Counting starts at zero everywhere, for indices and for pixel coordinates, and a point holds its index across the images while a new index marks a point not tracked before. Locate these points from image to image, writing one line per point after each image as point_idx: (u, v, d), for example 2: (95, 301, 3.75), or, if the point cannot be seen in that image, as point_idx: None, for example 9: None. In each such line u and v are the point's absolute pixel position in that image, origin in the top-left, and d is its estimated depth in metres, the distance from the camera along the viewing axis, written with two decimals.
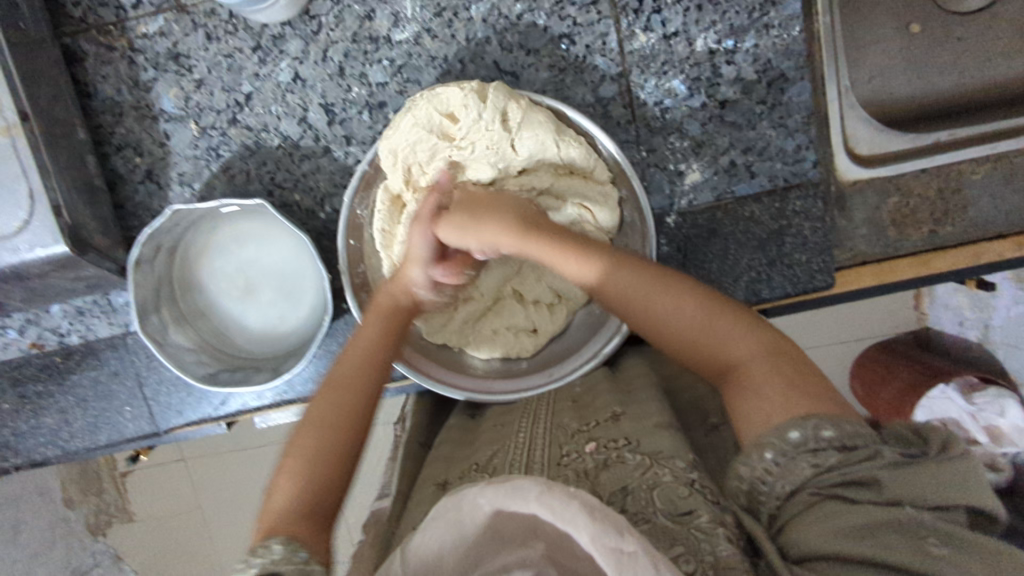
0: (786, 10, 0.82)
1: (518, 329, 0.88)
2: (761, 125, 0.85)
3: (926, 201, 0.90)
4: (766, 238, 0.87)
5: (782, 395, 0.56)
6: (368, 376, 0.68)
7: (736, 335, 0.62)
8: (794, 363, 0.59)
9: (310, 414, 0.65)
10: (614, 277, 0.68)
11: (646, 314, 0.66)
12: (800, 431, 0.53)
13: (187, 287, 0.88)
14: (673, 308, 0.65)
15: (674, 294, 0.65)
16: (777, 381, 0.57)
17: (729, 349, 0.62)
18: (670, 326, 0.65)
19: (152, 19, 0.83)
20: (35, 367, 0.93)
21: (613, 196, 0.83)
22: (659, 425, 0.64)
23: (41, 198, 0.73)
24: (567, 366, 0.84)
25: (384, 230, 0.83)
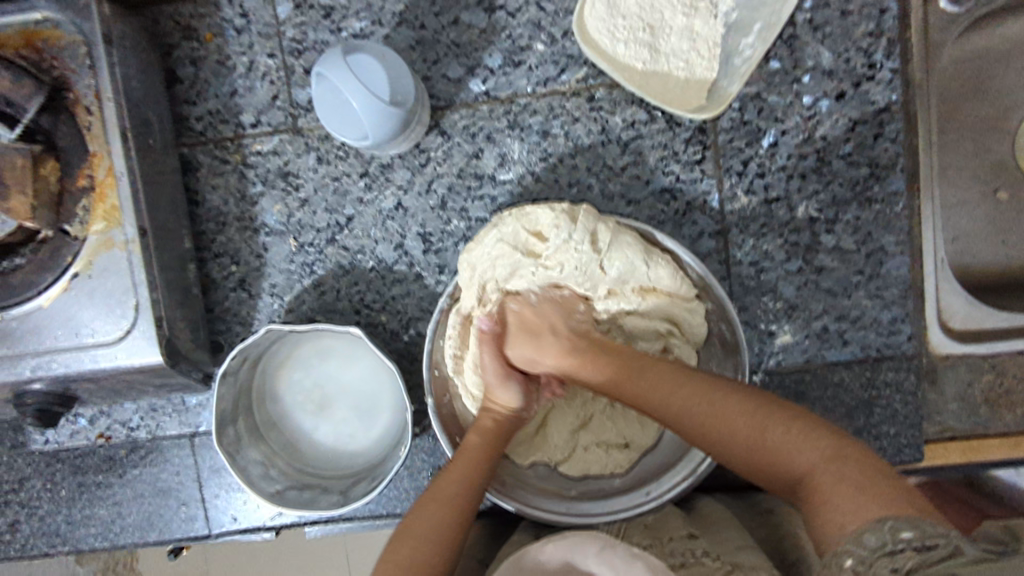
0: (891, 187, 0.82)
1: (607, 444, 0.90)
2: (857, 294, 0.84)
3: (1021, 381, 0.87)
4: (855, 407, 0.85)
5: (853, 499, 0.53)
6: (468, 493, 0.73)
7: (794, 442, 0.60)
8: (856, 463, 0.56)
9: (407, 522, 0.70)
10: (674, 399, 0.69)
11: (702, 436, 0.67)
12: (876, 536, 0.49)
13: (263, 399, 0.88)
14: (734, 424, 0.64)
15: (736, 412, 0.65)
16: (846, 488, 0.54)
17: (788, 455, 0.60)
18: (728, 444, 0.65)
19: (268, 138, 0.86)
20: (99, 457, 0.93)
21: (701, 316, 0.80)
22: (743, 547, 0.71)
23: (145, 310, 0.74)
24: (664, 484, 0.85)
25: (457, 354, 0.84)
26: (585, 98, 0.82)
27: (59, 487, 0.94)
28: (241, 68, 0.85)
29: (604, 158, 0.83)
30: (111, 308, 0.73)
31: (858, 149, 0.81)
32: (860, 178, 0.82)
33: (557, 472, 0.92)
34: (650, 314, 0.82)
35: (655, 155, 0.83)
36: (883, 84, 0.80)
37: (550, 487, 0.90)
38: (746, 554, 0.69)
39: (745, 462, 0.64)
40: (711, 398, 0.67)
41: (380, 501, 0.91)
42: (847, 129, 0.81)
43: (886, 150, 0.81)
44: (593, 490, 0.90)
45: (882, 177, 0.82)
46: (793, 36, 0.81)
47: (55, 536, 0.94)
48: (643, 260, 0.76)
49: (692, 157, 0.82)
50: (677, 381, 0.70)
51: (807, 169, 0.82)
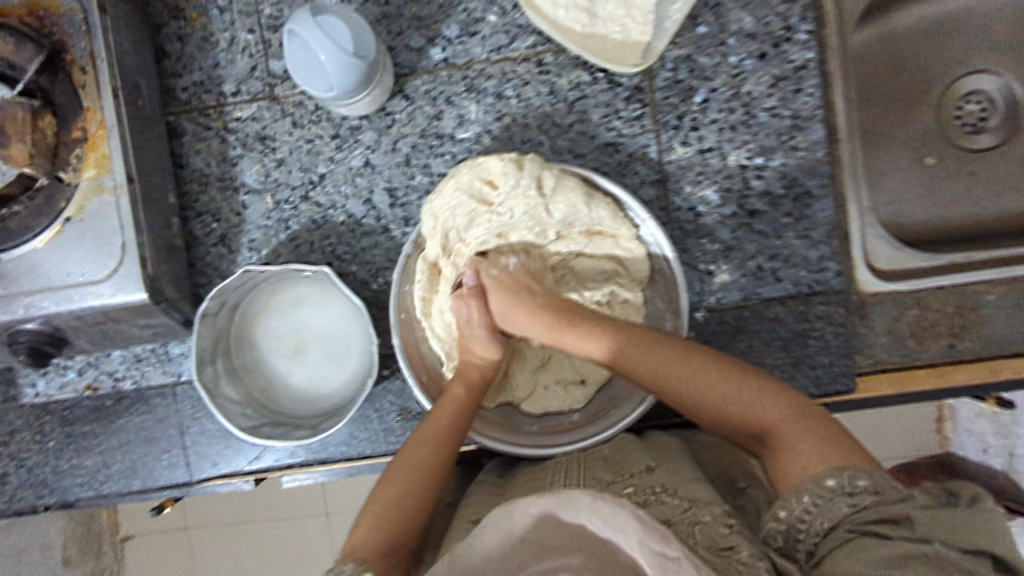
0: (813, 136, 0.89)
1: (566, 382, 0.96)
2: (788, 235, 0.91)
3: (943, 315, 0.95)
4: (790, 338, 0.92)
5: (815, 448, 0.60)
6: (453, 437, 0.79)
7: (770, 402, 0.66)
8: (820, 424, 0.62)
9: (396, 463, 0.77)
10: (653, 359, 0.74)
11: (677, 396, 0.72)
12: (836, 479, 0.56)
13: (241, 344, 0.95)
14: (709, 386, 0.69)
15: (711, 375, 0.70)
16: (810, 439, 0.61)
17: (763, 412, 0.65)
18: (700, 403, 0.71)
19: (247, 105, 0.94)
20: (87, 408, 1.00)
21: (641, 251, 0.88)
22: (693, 480, 0.71)
23: (132, 250, 0.81)
24: (616, 415, 0.91)
25: (424, 297, 0.90)
26: (534, 63, 0.90)
27: (47, 439, 1.00)
28: (224, 42, 0.93)
29: (553, 116, 0.91)
30: (100, 249, 0.80)
31: (783, 103, 0.89)
32: (785, 129, 0.90)
33: (521, 410, 0.98)
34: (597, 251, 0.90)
35: (598, 113, 0.90)
36: (800, 45, 0.88)
37: (515, 426, 0.96)
38: (699, 488, 0.69)
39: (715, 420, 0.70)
40: (688, 361, 0.72)
41: (353, 442, 0.97)
42: (770, 85, 0.89)
43: (806, 103, 0.89)
44: (553, 425, 0.95)
45: (804, 127, 0.89)
46: (718, 4, 0.89)
47: (41, 487, 1.00)
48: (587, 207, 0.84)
49: (633, 114, 0.90)
50: (653, 347, 0.75)
51: (736, 122, 0.90)
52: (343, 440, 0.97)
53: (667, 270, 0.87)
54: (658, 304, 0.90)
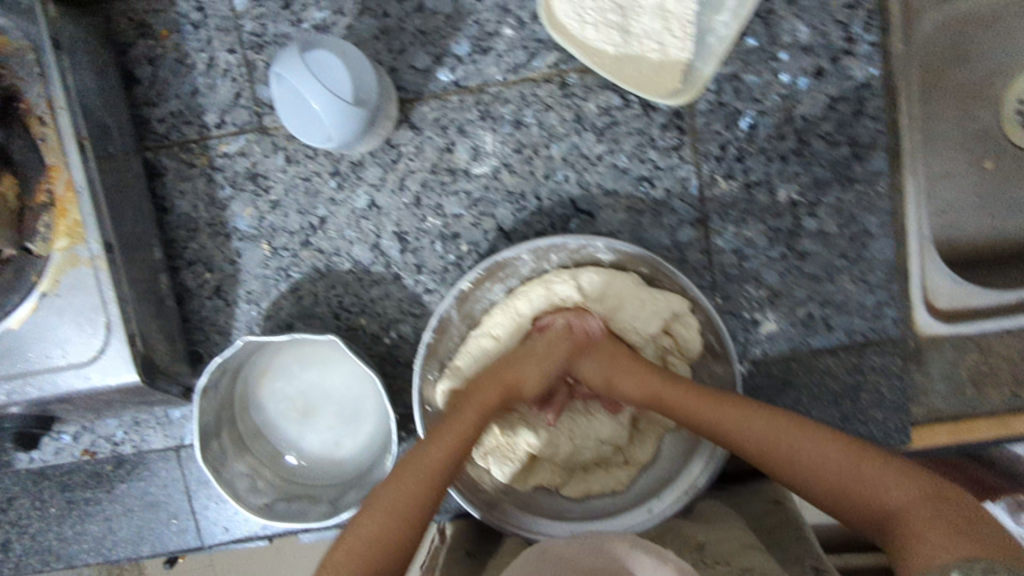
0: (872, 166, 0.81)
1: (607, 462, 0.87)
2: (841, 278, 0.83)
3: (1008, 361, 0.87)
4: (842, 393, 0.84)
5: (945, 535, 0.53)
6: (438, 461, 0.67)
7: (892, 482, 0.59)
8: (956, 510, 0.55)
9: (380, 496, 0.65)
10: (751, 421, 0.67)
11: (791, 460, 0.64)
12: (962, 572, 0.49)
13: (245, 409, 0.87)
14: (813, 449, 0.63)
15: (819, 443, 0.63)
16: (939, 529, 0.53)
17: (880, 494, 0.58)
18: (820, 475, 0.62)
19: (234, 138, 0.84)
20: (86, 473, 0.92)
21: (699, 324, 0.78)
22: (751, 557, 0.68)
23: (117, 328, 0.72)
24: (667, 499, 0.81)
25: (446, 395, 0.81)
26: (557, 84, 0.81)
27: (46, 506, 0.93)
28: (202, 65, 0.83)
29: (579, 147, 0.82)
30: (80, 329, 0.72)
31: (839, 128, 0.80)
32: (842, 158, 0.81)
33: (560, 500, 0.87)
34: (652, 318, 0.78)
35: (631, 142, 0.81)
36: (861, 59, 0.79)
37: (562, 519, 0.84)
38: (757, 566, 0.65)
39: (838, 496, 0.61)
40: (801, 432, 0.65)
41: None
42: (826, 107, 0.80)
43: (867, 129, 0.80)
44: (598, 511, 0.85)
45: (863, 157, 0.81)
46: (768, 13, 0.79)
47: (45, 554, 0.94)
48: (627, 281, 0.79)
49: (670, 143, 0.81)
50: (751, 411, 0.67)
51: (787, 151, 0.81)
52: None
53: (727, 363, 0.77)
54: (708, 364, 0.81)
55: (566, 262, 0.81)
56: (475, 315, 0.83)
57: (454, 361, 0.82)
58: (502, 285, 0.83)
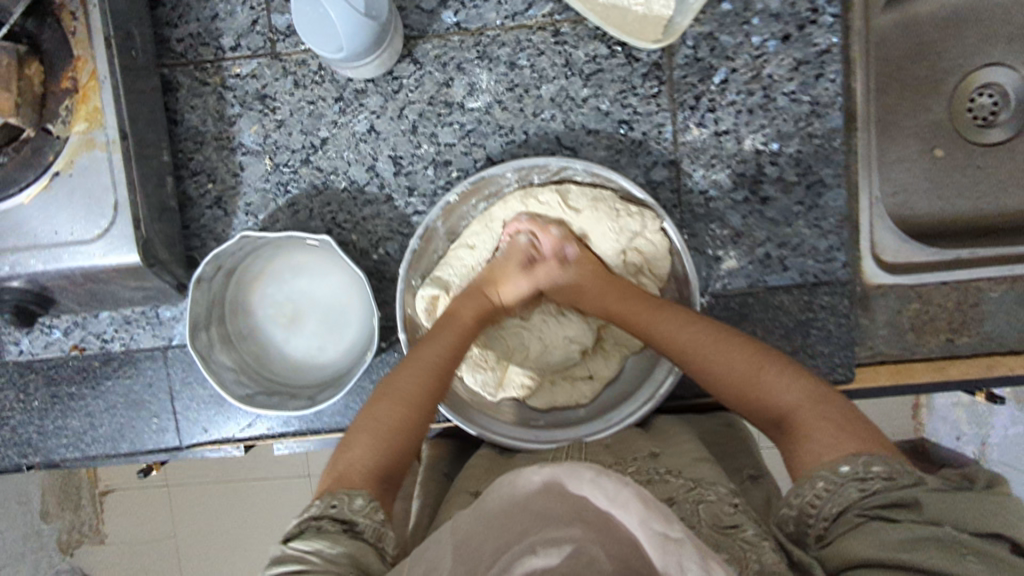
0: (830, 123, 0.89)
1: (572, 376, 0.92)
2: (797, 223, 0.91)
3: (945, 309, 0.95)
4: (792, 327, 0.91)
5: (834, 434, 0.61)
6: (426, 369, 0.74)
7: (785, 383, 0.67)
8: (841, 410, 0.63)
9: (377, 395, 0.72)
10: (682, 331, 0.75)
11: (704, 365, 0.72)
12: (850, 465, 0.57)
13: (236, 309, 0.92)
14: (722, 355, 0.71)
15: (730, 350, 0.71)
16: (828, 426, 0.62)
17: (780, 396, 0.66)
18: (727, 378, 0.70)
19: (247, 62, 0.90)
20: (71, 369, 0.96)
21: (663, 244, 0.84)
22: (700, 459, 0.71)
23: (124, 211, 0.77)
24: (624, 411, 0.87)
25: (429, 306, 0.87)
26: (550, 32, 0.89)
27: (32, 398, 0.96)
28: None
29: (566, 89, 0.89)
30: (87, 209, 0.76)
31: (802, 87, 0.89)
32: (803, 115, 0.89)
33: (525, 407, 0.92)
34: (622, 231, 0.85)
35: (614, 88, 0.89)
36: (824, 28, 0.88)
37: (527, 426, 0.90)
38: (703, 468, 0.69)
39: (739, 399, 0.69)
40: (718, 340, 0.72)
41: (350, 415, 0.94)
42: (792, 69, 0.89)
43: (826, 89, 0.88)
44: (559, 421, 0.91)
45: (822, 115, 0.89)
46: None
47: (25, 446, 0.96)
48: (606, 197, 0.85)
49: (649, 92, 0.89)
50: (684, 322, 0.75)
51: (754, 105, 0.89)
52: (340, 412, 0.94)
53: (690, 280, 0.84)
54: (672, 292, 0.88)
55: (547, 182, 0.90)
56: (458, 232, 0.91)
57: (436, 273, 0.89)
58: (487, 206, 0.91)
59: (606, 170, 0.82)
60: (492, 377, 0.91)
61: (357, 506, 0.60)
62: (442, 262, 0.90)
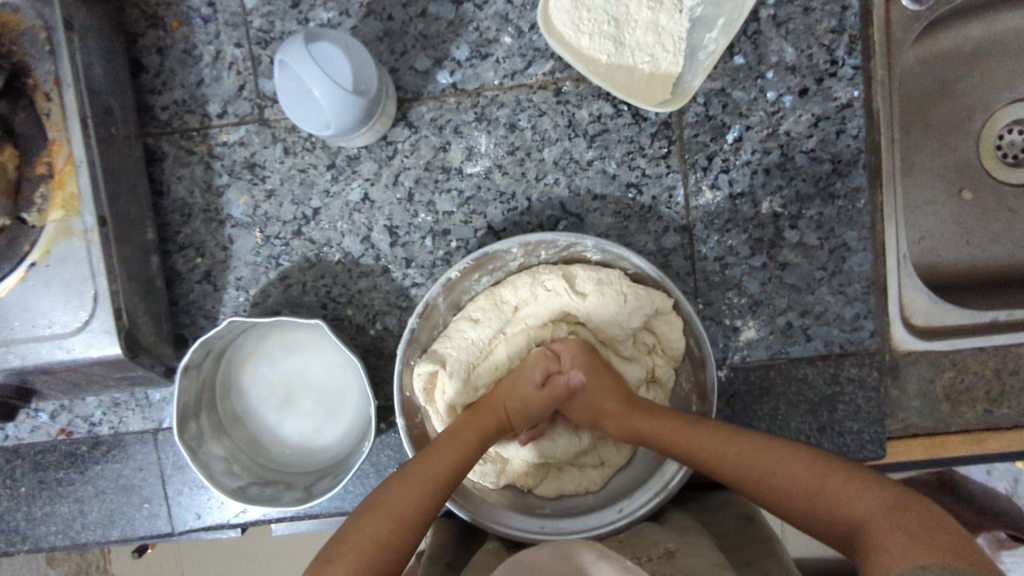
0: (853, 183, 0.83)
1: (581, 462, 0.87)
2: (821, 290, 0.85)
3: (982, 378, 0.88)
4: (817, 402, 0.85)
5: (907, 547, 0.52)
6: (439, 477, 0.69)
7: (852, 493, 0.59)
8: (924, 519, 0.54)
9: (370, 503, 0.66)
10: (726, 445, 0.68)
11: (759, 480, 0.65)
12: None
13: (227, 392, 0.87)
14: (785, 464, 0.63)
15: (788, 462, 0.64)
16: (902, 536, 0.53)
17: (847, 507, 0.58)
18: (784, 488, 0.63)
19: (234, 129, 0.86)
20: (60, 453, 0.91)
21: (679, 325, 0.80)
22: (716, 564, 0.69)
23: (105, 301, 0.73)
24: (635, 500, 0.82)
25: (426, 386, 0.82)
26: (552, 91, 0.84)
27: (19, 484, 0.92)
28: (208, 57, 0.85)
29: (570, 151, 0.84)
30: (67, 301, 0.72)
31: (822, 145, 0.83)
32: (824, 173, 0.83)
33: (530, 495, 0.87)
34: (631, 313, 0.79)
35: (621, 150, 0.84)
36: (844, 81, 0.82)
37: (534, 513, 0.84)
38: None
39: (796, 510, 0.62)
40: (782, 454, 0.64)
41: (348, 499, 0.89)
42: (811, 125, 0.83)
43: (848, 146, 0.83)
44: (567, 509, 0.85)
45: (845, 174, 0.83)
46: (757, 32, 0.83)
47: (13, 534, 0.92)
48: (613, 277, 0.80)
49: (658, 152, 0.83)
50: (731, 437, 0.68)
51: (771, 165, 0.83)
52: (339, 495, 0.89)
53: (704, 363, 0.79)
54: (688, 372, 0.83)
55: (555, 259, 0.84)
56: (461, 304, 0.86)
57: (434, 347, 0.82)
58: (490, 277, 0.85)
59: (618, 246, 0.77)
60: (492, 467, 0.86)
61: None
62: (441, 337, 0.83)
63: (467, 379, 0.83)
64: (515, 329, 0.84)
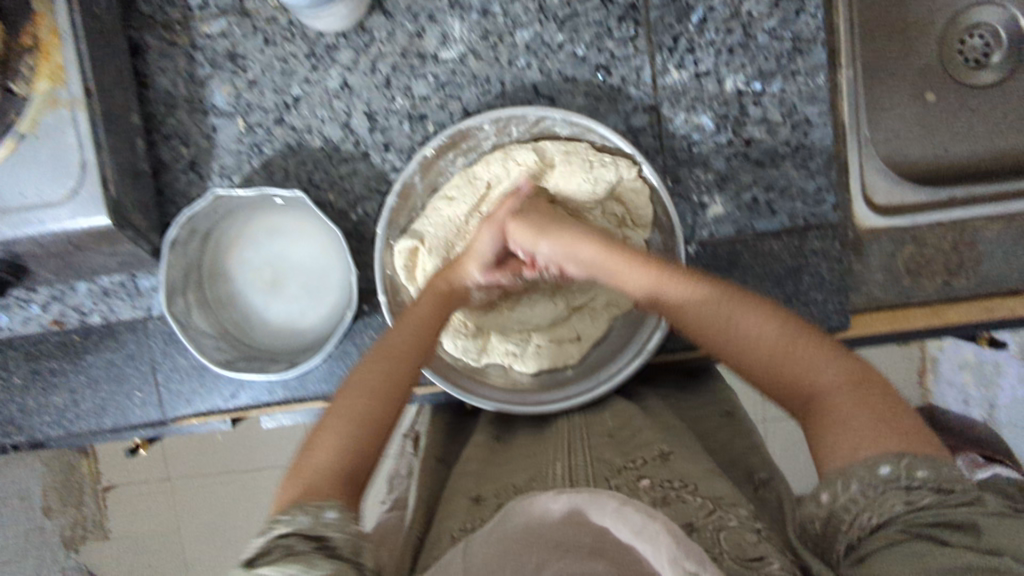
0: (813, 59, 0.86)
1: (559, 339, 0.90)
2: (784, 165, 0.88)
3: (942, 251, 0.92)
4: (783, 274, 0.89)
5: (874, 424, 0.52)
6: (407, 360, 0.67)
7: (819, 364, 0.58)
8: (887, 396, 0.55)
9: (343, 391, 0.64)
10: (699, 303, 0.65)
11: (729, 339, 0.63)
12: (891, 466, 0.49)
13: (213, 276, 0.90)
14: (755, 323, 0.62)
15: (757, 320, 0.62)
16: (866, 412, 0.53)
17: (812, 374, 0.58)
18: (751, 349, 0.62)
19: (215, 20, 0.88)
20: (52, 343, 0.94)
21: (643, 190, 0.82)
22: (713, 471, 0.65)
23: (92, 170, 0.75)
24: (616, 364, 0.86)
25: (407, 265, 0.85)
26: None
27: (13, 376, 0.95)
28: None
29: (541, 35, 0.87)
30: (54, 169, 0.75)
31: (783, 24, 0.86)
32: (785, 52, 0.87)
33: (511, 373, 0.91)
34: (597, 181, 0.82)
35: (590, 32, 0.87)
36: None
37: (518, 389, 0.88)
38: (717, 482, 0.63)
39: (759, 372, 0.61)
40: (751, 314, 0.63)
41: (333, 381, 0.92)
42: (772, 5, 0.86)
43: (808, 24, 0.86)
44: (549, 382, 0.90)
45: (804, 51, 0.86)
46: None
47: (9, 425, 0.95)
48: (581, 149, 0.83)
49: (625, 34, 0.87)
50: (708, 292, 0.65)
51: (734, 45, 0.87)
52: (325, 377, 0.92)
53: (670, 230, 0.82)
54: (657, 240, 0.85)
55: (526, 137, 0.86)
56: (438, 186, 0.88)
57: (414, 226, 0.87)
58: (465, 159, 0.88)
59: (581, 116, 0.80)
60: (472, 345, 0.88)
61: (329, 520, 0.50)
62: (420, 218, 0.87)
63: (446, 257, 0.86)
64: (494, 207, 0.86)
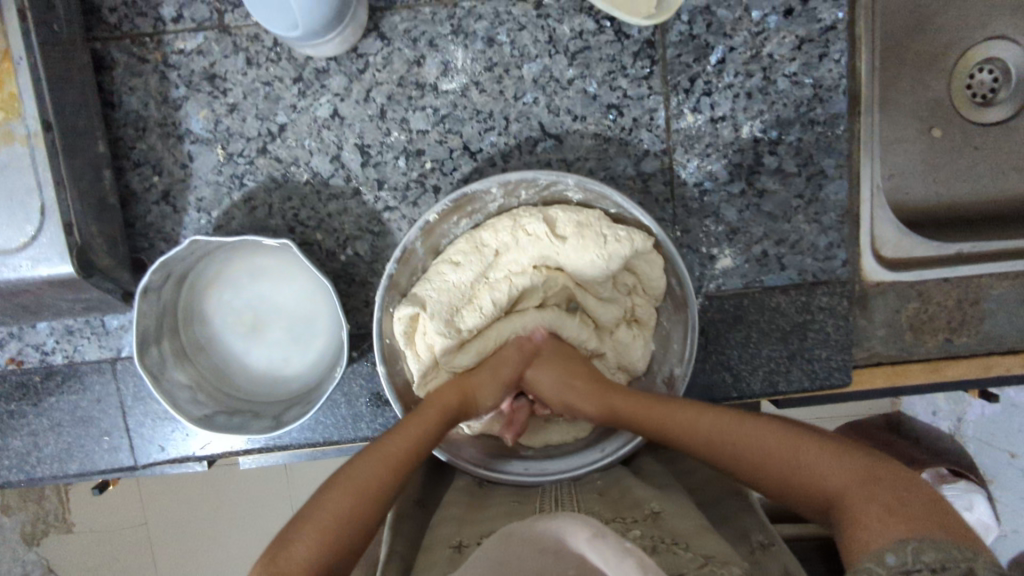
0: (833, 108, 0.82)
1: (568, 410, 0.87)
2: (797, 219, 0.85)
3: (945, 308, 0.90)
4: (789, 330, 0.86)
5: (878, 515, 0.52)
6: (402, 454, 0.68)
7: (825, 467, 0.58)
8: (895, 482, 0.55)
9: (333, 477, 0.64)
10: (702, 421, 0.68)
11: (732, 454, 0.65)
12: (897, 554, 0.49)
13: (188, 320, 0.84)
14: (755, 436, 0.64)
15: (762, 434, 0.64)
16: (875, 508, 0.53)
17: (815, 475, 0.59)
18: (756, 462, 0.63)
19: (192, 36, 0.80)
20: (11, 383, 0.87)
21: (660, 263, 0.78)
22: (703, 528, 0.64)
23: (53, 214, 0.68)
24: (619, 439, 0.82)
25: (406, 332, 0.78)
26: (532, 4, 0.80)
27: None
28: None
29: (550, 69, 0.81)
30: (10, 212, 0.67)
31: (805, 69, 0.81)
32: (805, 99, 0.82)
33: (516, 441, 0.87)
34: (611, 258, 0.76)
35: (602, 69, 0.81)
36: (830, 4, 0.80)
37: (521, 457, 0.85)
38: (708, 539, 0.61)
39: (768, 479, 0.62)
40: (752, 426, 0.65)
41: (318, 429, 0.87)
42: (794, 48, 0.81)
43: (830, 71, 0.82)
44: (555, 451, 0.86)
45: (825, 99, 0.82)
46: None
47: None
48: (595, 219, 0.77)
49: (640, 72, 0.81)
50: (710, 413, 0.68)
51: (753, 89, 0.82)
52: (310, 427, 0.87)
53: (682, 300, 0.80)
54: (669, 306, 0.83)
55: (534, 200, 0.81)
56: (440, 248, 0.83)
57: (413, 289, 0.79)
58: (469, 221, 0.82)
59: (599, 183, 0.75)
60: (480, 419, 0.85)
61: None
62: (423, 281, 0.78)
63: (449, 320, 0.78)
64: (502, 267, 0.80)
